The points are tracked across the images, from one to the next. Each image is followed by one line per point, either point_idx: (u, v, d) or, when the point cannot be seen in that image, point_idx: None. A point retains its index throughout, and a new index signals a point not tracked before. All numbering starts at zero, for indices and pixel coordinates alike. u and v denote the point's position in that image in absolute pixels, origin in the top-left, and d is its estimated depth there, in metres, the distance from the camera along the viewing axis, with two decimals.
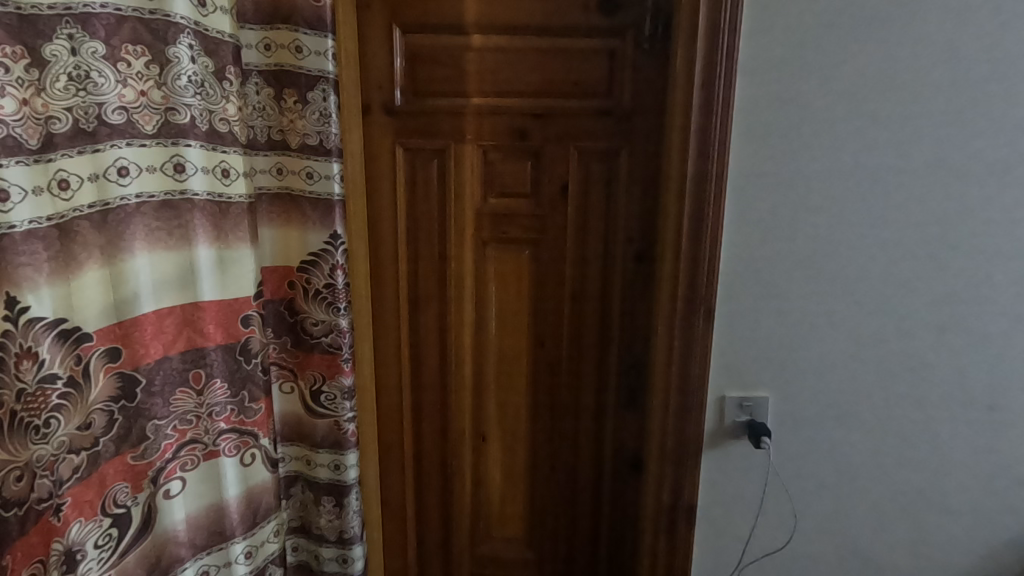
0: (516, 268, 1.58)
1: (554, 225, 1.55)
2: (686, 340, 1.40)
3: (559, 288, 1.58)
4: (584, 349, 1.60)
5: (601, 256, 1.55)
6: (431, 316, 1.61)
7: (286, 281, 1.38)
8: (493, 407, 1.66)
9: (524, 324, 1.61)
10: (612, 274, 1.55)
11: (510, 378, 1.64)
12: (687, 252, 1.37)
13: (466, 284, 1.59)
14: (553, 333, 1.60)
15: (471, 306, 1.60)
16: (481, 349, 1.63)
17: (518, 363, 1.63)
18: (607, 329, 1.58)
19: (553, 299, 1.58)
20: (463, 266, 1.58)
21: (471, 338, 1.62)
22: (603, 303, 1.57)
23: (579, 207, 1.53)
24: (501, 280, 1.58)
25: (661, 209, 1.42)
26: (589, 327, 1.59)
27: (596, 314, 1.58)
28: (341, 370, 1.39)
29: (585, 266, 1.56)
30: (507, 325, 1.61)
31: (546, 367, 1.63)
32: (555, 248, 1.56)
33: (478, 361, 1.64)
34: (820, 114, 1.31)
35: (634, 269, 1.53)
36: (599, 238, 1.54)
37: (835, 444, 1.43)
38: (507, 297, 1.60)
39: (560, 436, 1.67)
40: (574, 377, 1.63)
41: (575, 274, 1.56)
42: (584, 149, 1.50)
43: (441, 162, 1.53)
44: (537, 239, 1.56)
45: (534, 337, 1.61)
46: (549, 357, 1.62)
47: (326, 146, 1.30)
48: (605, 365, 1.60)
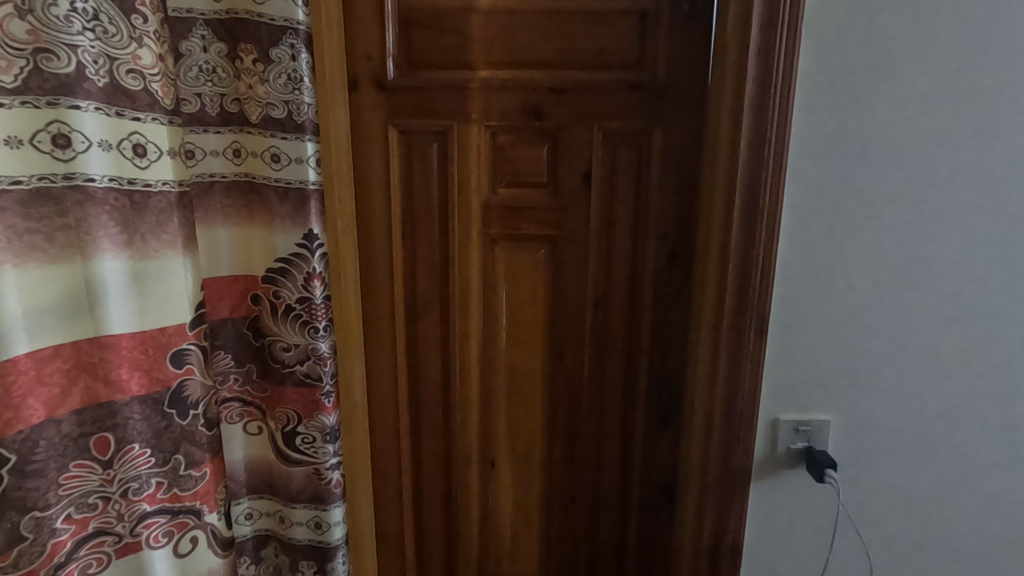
0: (531, 270, 1.36)
1: (574, 219, 1.33)
2: (737, 355, 1.19)
3: (580, 292, 1.36)
4: (609, 363, 1.39)
5: (629, 255, 1.33)
6: (432, 326, 1.40)
7: (250, 294, 1.22)
8: (503, 429, 1.45)
9: (540, 334, 1.39)
10: (642, 275, 1.33)
11: (524, 395, 1.43)
12: (737, 251, 1.15)
13: (473, 289, 1.37)
14: (573, 345, 1.39)
15: (477, 314, 1.38)
16: (490, 364, 1.41)
17: (532, 379, 1.42)
18: (637, 339, 1.37)
19: (573, 305, 1.37)
20: (469, 267, 1.36)
21: (478, 350, 1.40)
22: (631, 309, 1.35)
23: (605, 198, 1.31)
24: (513, 284, 1.37)
25: (703, 199, 1.20)
26: (615, 338, 1.37)
27: (624, 321, 1.36)
28: (321, 408, 1.24)
29: (610, 266, 1.34)
30: (519, 336, 1.39)
31: (566, 384, 1.41)
32: (576, 246, 1.34)
33: (487, 377, 1.42)
34: (899, 83, 1.08)
35: (669, 270, 1.32)
36: (627, 234, 1.32)
37: (908, 472, 1.22)
38: (520, 303, 1.38)
39: (581, 461, 1.46)
40: (598, 395, 1.41)
41: (599, 276, 1.35)
42: (611, 130, 1.28)
43: (442, 147, 1.30)
44: (554, 236, 1.34)
45: (550, 349, 1.40)
46: (569, 371, 1.40)
47: (295, 118, 1.13)
48: (633, 380, 1.39)
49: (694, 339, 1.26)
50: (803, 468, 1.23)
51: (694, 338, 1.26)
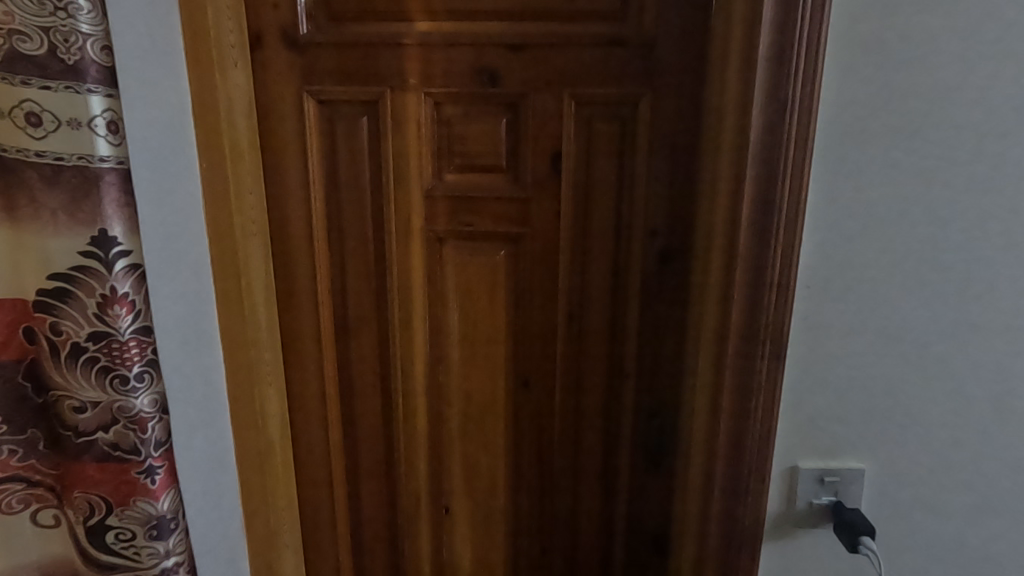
0: (488, 276, 1.09)
1: (540, 212, 1.06)
2: (748, 387, 0.92)
3: (549, 304, 1.09)
4: (585, 390, 1.13)
5: (610, 256, 1.06)
6: (367, 345, 1.13)
7: (19, 325, 0.81)
8: (459, 470, 1.19)
9: (500, 355, 1.12)
10: (625, 282, 1.07)
11: (483, 428, 1.17)
12: (750, 252, 0.88)
13: (417, 299, 1.10)
14: (541, 368, 1.12)
15: (423, 330, 1.12)
16: (440, 390, 1.15)
17: (493, 410, 1.15)
18: (620, 362, 1.10)
19: (542, 319, 1.10)
20: (411, 273, 1.09)
21: (424, 374, 1.14)
22: (613, 324, 1.09)
23: (579, 185, 1.04)
24: (466, 293, 1.10)
25: (703, 184, 0.93)
26: (594, 360, 1.11)
27: (604, 339, 1.10)
28: (141, 493, 0.87)
29: (587, 271, 1.07)
30: (475, 358, 1.13)
31: (534, 415, 1.15)
32: (543, 246, 1.07)
33: (437, 406, 1.16)
34: (973, 26, 0.80)
35: (659, 275, 1.05)
36: (607, 229, 1.05)
37: (970, 538, 0.95)
38: (475, 317, 1.11)
39: (554, 508, 1.20)
40: (573, 429, 1.15)
41: (572, 283, 1.08)
42: (585, 98, 1.00)
43: (373, 122, 1.03)
44: (517, 233, 1.07)
45: (513, 373, 1.13)
46: (538, 400, 1.14)
47: (66, 58, 0.74)
48: (614, 412, 1.13)
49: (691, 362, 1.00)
50: (830, 527, 0.97)
51: (690, 362, 1.00)
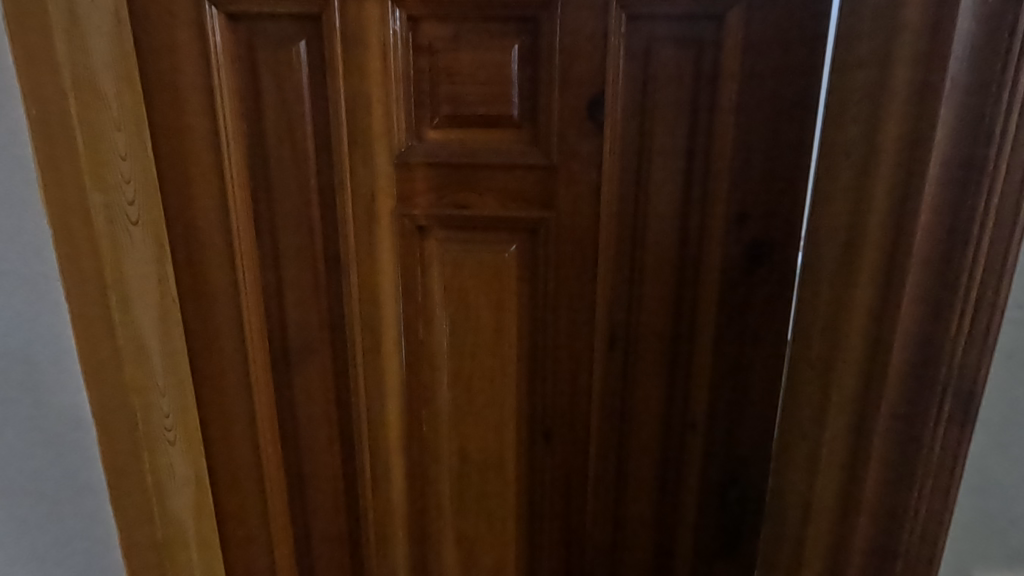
0: (495, 283, 0.74)
1: (572, 189, 0.70)
2: (912, 467, 0.58)
3: (583, 324, 0.74)
4: (632, 450, 0.78)
5: (674, 256, 0.71)
6: (318, 384, 0.78)
7: None
8: (454, 556, 0.85)
9: (511, 396, 0.78)
10: (697, 293, 0.72)
11: (487, 497, 0.82)
12: (932, 251, 0.53)
13: (390, 319, 0.75)
14: (571, 418, 0.78)
15: (399, 364, 0.77)
16: (426, 445, 0.80)
17: (501, 474, 0.81)
18: (685, 410, 0.76)
19: (572, 347, 0.75)
20: (381, 281, 0.73)
21: (401, 426, 0.79)
22: (677, 355, 0.74)
23: (630, 147, 0.69)
24: (462, 310, 0.75)
25: (842, 142, 0.58)
26: (647, 408, 0.77)
27: (661, 377, 0.75)
28: None
29: (641, 277, 0.72)
30: (476, 401, 0.78)
31: (559, 484, 0.80)
32: (576, 241, 0.72)
33: (422, 467, 0.81)
34: None
35: (747, 284, 0.71)
36: (670, 215, 0.70)
37: None
38: (475, 344, 0.76)
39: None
40: (615, 504, 0.80)
41: (618, 295, 0.73)
42: (643, 9, 0.65)
43: (315, 49, 0.67)
44: (537, 221, 0.72)
45: (530, 424, 0.79)
46: (565, 460, 0.79)
47: None
48: (673, 480, 0.79)
49: (807, 417, 0.66)
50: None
51: (803, 417, 0.66)
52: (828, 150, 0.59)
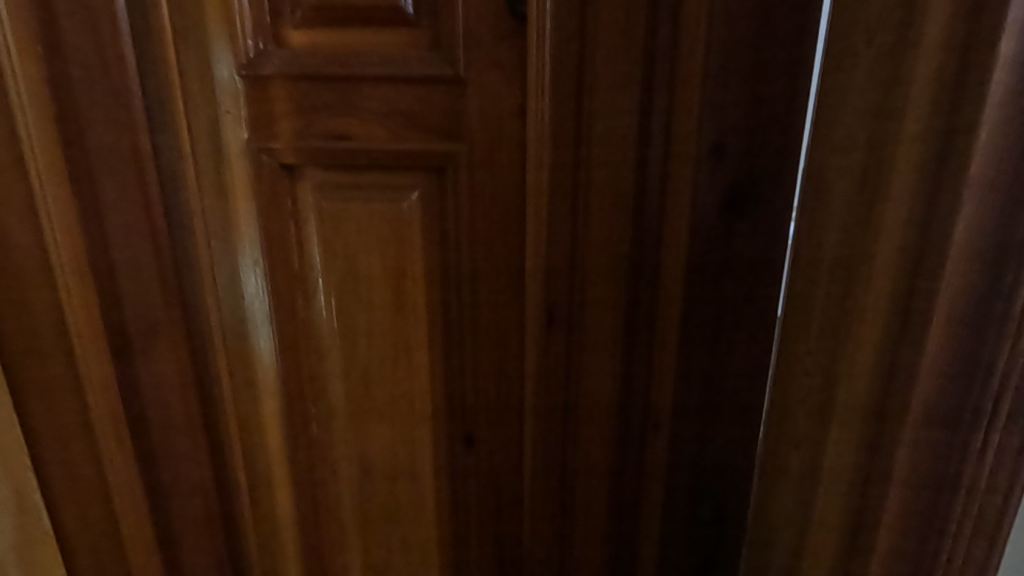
0: (392, 241, 0.56)
1: (488, 113, 0.52)
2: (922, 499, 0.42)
3: (508, 295, 0.57)
4: (579, 463, 0.61)
5: (630, 205, 0.53)
6: (168, 381, 0.59)
7: None
8: None
9: (420, 389, 0.61)
10: (657, 256, 0.54)
11: (399, 516, 0.65)
12: (996, 182, 0.34)
13: (256, 291, 0.57)
14: (499, 418, 0.61)
15: (274, 349, 0.59)
16: (317, 453, 0.63)
17: (417, 489, 0.64)
18: (645, 407, 0.59)
19: (496, 326, 0.58)
20: (240, 241, 0.56)
21: (284, 430, 0.62)
22: (634, 337, 0.57)
23: (569, 51, 0.49)
24: (351, 278, 0.57)
25: (868, 22, 0.39)
26: (597, 407, 0.59)
27: (615, 367, 0.58)
28: None
29: (585, 234, 0.54)
30: (377, 396, 0.61)
31: (487, 500, 0.64)
32: (496, 188, 0.54)
33: (315, 481, 0.64)
34: None
35: (722, 244, 0.54)
36: (624, 148, 0.52)
37: None
38: (371, 325, 0.59)
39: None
40: (558, 527, 0.64)
41: (555, 258, 0.55)
42: None
43: None
44: (444, 157, 0.54)
45: (449, 426, 0.62)
46: (494, 469, 0.63)
47: None
48: (631, 498, 0.62)
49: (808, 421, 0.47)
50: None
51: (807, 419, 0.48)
52: (843, 39, 0.41)
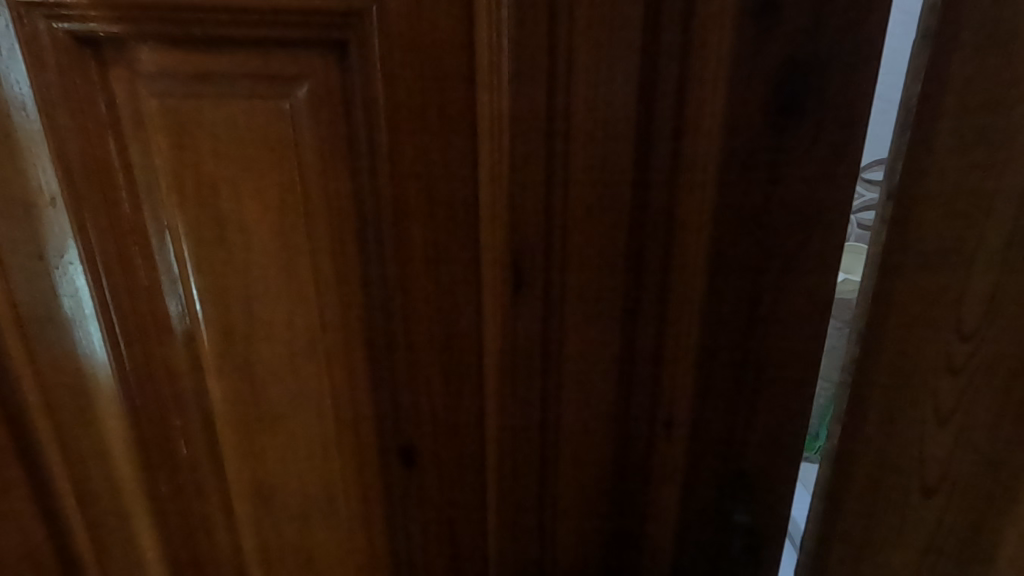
0: (273, 163, 0.37)
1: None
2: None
3: (456, 242, 0.39)
4: (563, 463, 0.45)
5: (634, 99, 0.36)
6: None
7: None
8: None
9: (335, 382, 0.42)
10: (670, 177, 0.38)
11: (316, 558, 0.47)
12: None
13: (65, 249, 0.38)
14: (451, 418, 0.43)
15: (104, 335, 0.40)
16: (191, 478, 0.44)
17: (341, 521, 0.46)
18: (651, 396, 0.43)
19: (440, 288, 0.40)
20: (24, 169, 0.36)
21: (137, 451, 0.43)
22: (637, 295, 0.41)
23: None
24: (213, 226, 0.38)
25: None
26: (586, 392, 0.43)
27: (612, 337, 0.42)
28: None
29: (567, 146, 0.37)
30: (273, 394, 0.42)
31: (439, 531, 0.47)
32: (429, 76, 0.36)
33: (191, 514, 0.45)
34: None
35: (767, 156, 0.38)
36: (625, 9, 0.34)
37: None
38: (251, 295, 0.40)
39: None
40: (538, 556, 0.48)
41: (523, 183, 0.37)
42: None
43: None
44: (345, 24, 0.34)
45: (381, 434, 0.44)
46: (445, 487, 0.46)
47: None
48: (630, 513, 0.47)
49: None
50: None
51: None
52: None
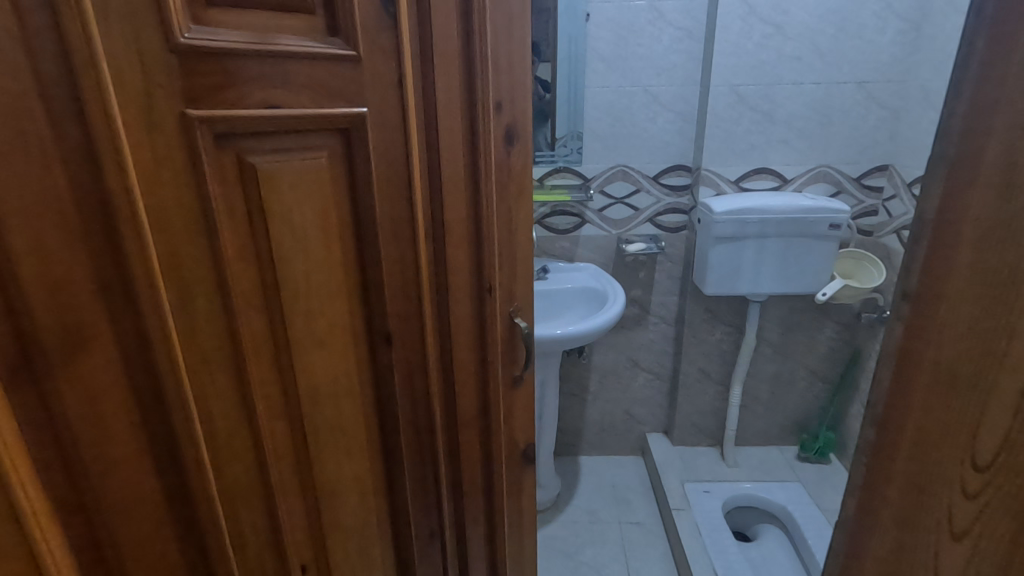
0: (318, 188, 0.68)
1: (379, 78, 0.70)
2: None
3: (397, 218, 0.77)
4: (453, 329, 0.90)
5: (467, 156, 0.84)
6: (127, 372, 0.52)
7: None
8: (330, 496, 0.79)
9: (343, 306, 0.74)
10: (478, 188, 0.86)
11: (338, 420, 0.77)
12: None
13: (213, 259, 0.59)
14: (405, 317, 0.83)
15: (234, 314, 0.62)
16: (273, 392, 0.69)
17: (356, 395, 0.79)
18: (484, 287, 0.91)
19: (402, 248, 0.79)
20: (196, 212, 0.56)
21: (248, 389, 0.64)
22: (476, 241, 0.89)
23: (419, 56, 0.75)
24: (288, 231, 0.66)
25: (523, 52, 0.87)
26: (461, 293, 0.89)
27: (468, 262, 0.89)
28: None
29: (440, 177, 0.81)
30: (318, 324, 0.72)
31: (406, 381, 0.86)
32: (386, 141, 0.73)
33: (274, 420, 0.69)
34: None
35: (505, 173, 0.90)
36: (463, 120, 0.81)
37: None
38: (306, 265, 0.69)
39: (446, 494, 0.98)
40: (443, 384, 0.93)
41: (429, 197, 0.82)
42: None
43: None
44: (350, 121, 0.69)
45: (370, 336, 0.79)
46: (401, 353, 0.84)
47: None
48: (479, 346, 0.95)
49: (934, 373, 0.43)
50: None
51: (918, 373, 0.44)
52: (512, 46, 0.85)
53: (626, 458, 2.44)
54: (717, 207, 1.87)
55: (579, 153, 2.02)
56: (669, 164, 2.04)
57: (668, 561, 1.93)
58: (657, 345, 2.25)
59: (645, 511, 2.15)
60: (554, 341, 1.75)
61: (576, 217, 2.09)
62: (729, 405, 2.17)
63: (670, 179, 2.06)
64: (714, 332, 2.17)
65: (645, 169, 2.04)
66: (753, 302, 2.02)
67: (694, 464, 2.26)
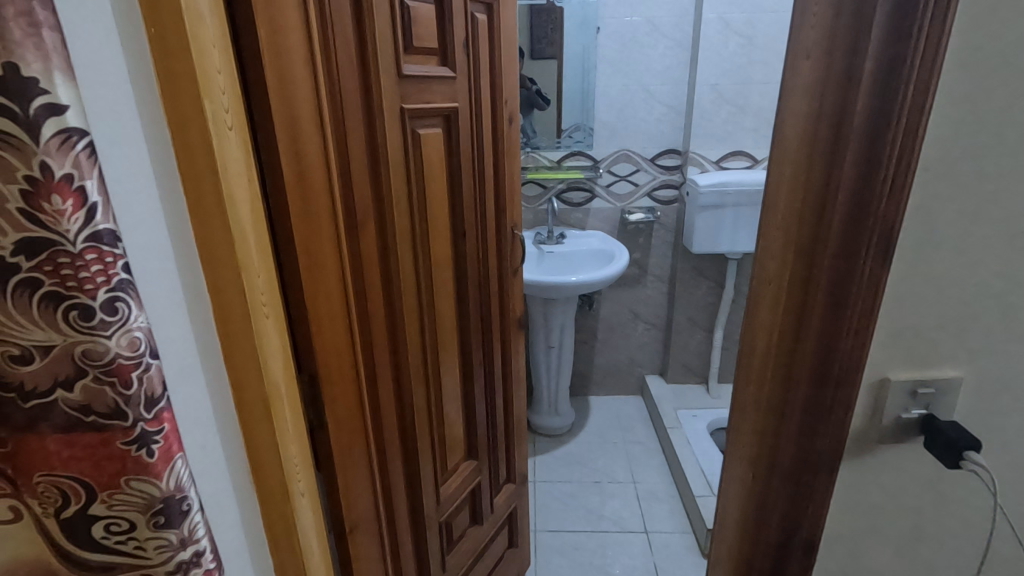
0: (436, 154, 1.11)
1: (460, 88, 1.16)
2: (873, 298, 0.65)
3: (471, 171, 1.23)
4: (504, 242, 1.41)
5: (499, 134, 1.32)
6: (372, 251, 0.96)
7: None
8: (448, 347, 1.25)
9: (449, 225, 1.20)
10: (502, 154, 1.34)
11: (446, 298, 1.22)
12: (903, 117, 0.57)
13: (406, 191, 1.03)
14: (479, 234, 1.30)
15: (411, 224, 1.06)
16: (428, 277, 1.13)
17: (457, 284, 1.26)
18: (504, 217, 1.39)
19: (478, 189, 1.27)
20: (397, 165, 1.00)
21: (415, 271, 1.09)
22: (499, 188, 1.35)
23: (480, 75, 1.21)
24: (428, 178, 1.09)
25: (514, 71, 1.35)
26: (504, 218, 1.39)
27: (504, 201, 1.38)
28: None
29: (490, 147, 1.29)
30: (443, 236, 1.18)
31: (479, 277, 1.33)
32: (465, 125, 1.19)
33: (427, 294, 1.14)
34: None
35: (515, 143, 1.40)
36: (497, 113, 1.29)
37: None
38: (435, 198, 1.12)
39: (498, 357, 1.47)
40: (500, 277, 1.42)
41: (488, 161, 1.29)
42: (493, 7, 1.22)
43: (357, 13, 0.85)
44: (450, 111, 1.12)
45: (457, 248, 1.24)
46: (477, 256, 1.31)
47: None
48: (506, 256, 1.42)
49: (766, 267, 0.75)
50: (922, 446, 0.74)
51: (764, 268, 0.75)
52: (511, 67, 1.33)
53: (629, 398, 2.91)
54: (702, 182, 2.34)
55: (590, 139, 2.47)
56: (664, 148, 2.50)
57: (664, 468, 2.39)
58: (653, 299, 2.72)
59: (645, 434, 2.62)
60: (573, 287, 2.19)
61: (588, 193, 2.55)
62: (713, 347, 2.64)
63: (665, 161, 2.52)
64: (701, 287, 2.63)
65: (644, 153, 2.50)
66: (731, 260, 2.49)
67: (684, 396, 2.74)
